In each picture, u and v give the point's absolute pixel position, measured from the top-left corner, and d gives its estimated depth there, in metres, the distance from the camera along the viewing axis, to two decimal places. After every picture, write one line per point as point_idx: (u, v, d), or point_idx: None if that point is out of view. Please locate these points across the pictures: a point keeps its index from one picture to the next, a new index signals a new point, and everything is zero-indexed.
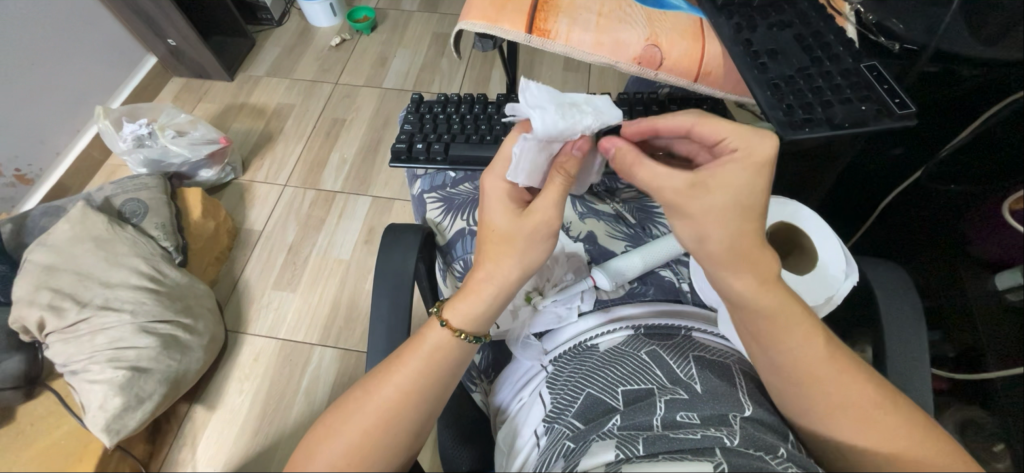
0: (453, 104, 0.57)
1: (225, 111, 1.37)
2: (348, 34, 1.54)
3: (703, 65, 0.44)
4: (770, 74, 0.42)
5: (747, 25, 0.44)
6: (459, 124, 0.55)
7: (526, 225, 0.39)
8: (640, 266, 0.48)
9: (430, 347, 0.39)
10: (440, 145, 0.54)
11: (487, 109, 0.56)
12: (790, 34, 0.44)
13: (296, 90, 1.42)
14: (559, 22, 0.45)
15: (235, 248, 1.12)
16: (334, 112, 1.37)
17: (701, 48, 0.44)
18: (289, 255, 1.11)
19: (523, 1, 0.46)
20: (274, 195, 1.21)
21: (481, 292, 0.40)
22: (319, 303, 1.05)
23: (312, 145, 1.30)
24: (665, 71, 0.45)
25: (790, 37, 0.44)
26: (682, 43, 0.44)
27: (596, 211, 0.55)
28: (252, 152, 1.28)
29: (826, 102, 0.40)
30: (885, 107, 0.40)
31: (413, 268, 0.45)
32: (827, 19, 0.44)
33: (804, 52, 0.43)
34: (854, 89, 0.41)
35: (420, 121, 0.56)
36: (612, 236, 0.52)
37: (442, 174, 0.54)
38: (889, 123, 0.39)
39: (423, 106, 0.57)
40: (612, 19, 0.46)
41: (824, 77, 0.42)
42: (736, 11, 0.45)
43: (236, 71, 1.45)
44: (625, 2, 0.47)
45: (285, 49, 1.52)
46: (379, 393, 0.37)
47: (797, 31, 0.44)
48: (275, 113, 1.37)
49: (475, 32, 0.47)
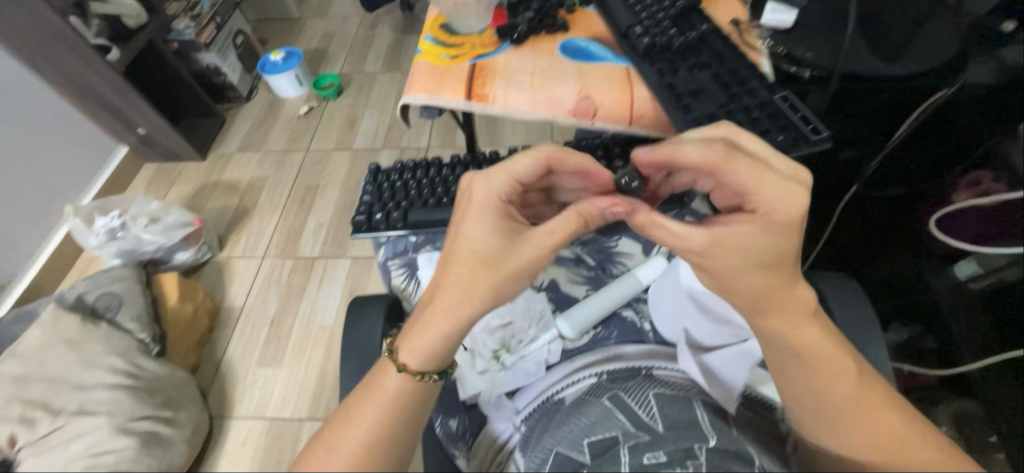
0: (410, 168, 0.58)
1: (199, 191, 1.38)
2: (315, 101, 1.59)
3: (635, 110, 0.46)
4: (695, 113, 0.44)
5: (669, 69, 0.47)
6: (416, 189, 0.56)
7: (508, 263, 0.39)
8: (602, 310, 0.50)
9: (390, 390, 0.41)
10: (399, 213, 0.54)
11: (442, 172, 0.57)
12: (708, 73, 0.47)
13: (269, 162, 1.44)
14: (495, 86, 0.48)
15: (216, 328, 1.10)
16: (308, 178, 1.39)
17: (630, 95, 0.47)
18: (272, 328, 1.10)
19: (461, 72, 0.50)
20: (253, 268, 1.20)
21: (430, 329, 0.40)
22: (305, 374, 1.02)
23: (289, 213, 1.31)
24: (601, 119, 0.46)
25: (708, 77, 0.47)
26: (612, 93, 0.47)
27: (556, 256, 0.56)
28: (228, 228, 1.29)
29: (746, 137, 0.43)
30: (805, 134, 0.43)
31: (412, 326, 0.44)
32: (741, 57, 0.47)
33: (723, 89, 0.46)
34: (771, 120, 0.44)
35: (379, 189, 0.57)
36: (573, 281, 0.54)
37: (403, 239, 0.55)
38: (806, 150, 0.42)
39: (380, 175, 0.58)
40: (545, 78, 0.49)
41: (743, 112, 0.44)
42: (658, 57, 0.48)
43: (208, 150, 1.47)
44: (555, 61, 0.50)
45: (255, 123, 1.56)
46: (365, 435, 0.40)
47: (715, 70, 0.47)
48: (249, 186, 1.39)
49: (418, 104, 0.49)
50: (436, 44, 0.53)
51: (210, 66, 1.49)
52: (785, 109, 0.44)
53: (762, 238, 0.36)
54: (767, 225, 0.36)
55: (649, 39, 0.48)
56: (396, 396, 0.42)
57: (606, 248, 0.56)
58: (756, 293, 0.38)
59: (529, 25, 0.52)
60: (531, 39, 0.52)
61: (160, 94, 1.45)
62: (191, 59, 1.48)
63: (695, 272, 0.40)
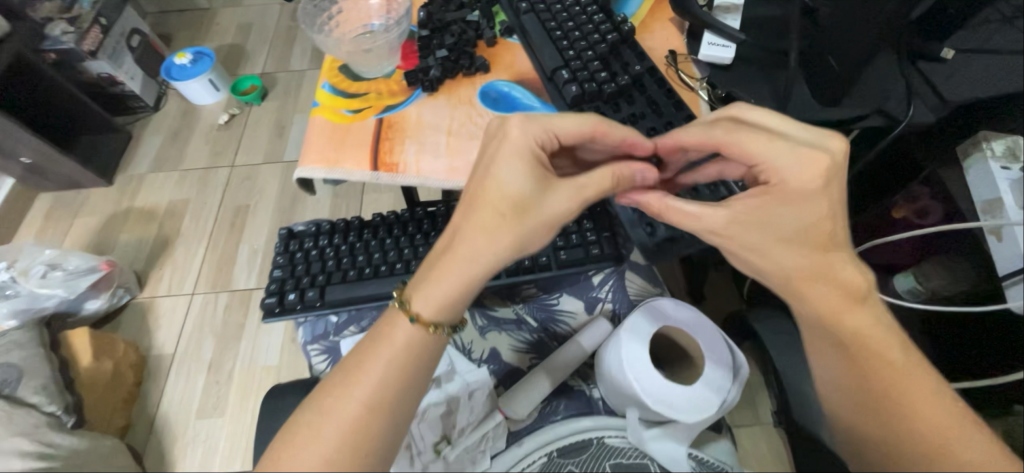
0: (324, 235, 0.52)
1: (109, 222, 1.23)
2: (236, 107, 1.43)
3: None
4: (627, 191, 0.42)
5: (599, 129, 0.44)
6: (334, 258, 0.50)
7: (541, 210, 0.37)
8: (548, 386, 0.48)
9: (400, 344, 0.38)
10: (314, 290, 0.48)
11: (363, 237, 0.51)
12: (642, 131, 0.43)
13: (189, 182, 1.29)
14: (405, 151, 0.42)
15: (145, 380, 1.00)
16: (235, 198, 1.26)
17: None
18: (210, 374, 1.01)
19: (364, 132, 0.43)
20: (182, 307, 1.09)
21: (452, 274, 0.38)
22: (252, 423, 0.95)
23: (217, 241, 1.19)
24: None
25: (642, 135, 0.43)
26: None
27: (496, 320, 0.54)
28: (147, 263, 1.16)
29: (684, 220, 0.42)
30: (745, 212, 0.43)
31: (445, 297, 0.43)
32: (677, 107, 0.43)
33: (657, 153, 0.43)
34: None
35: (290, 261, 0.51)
36: (515, 348, 0.52)
37: (323, 319, 0.48)
38: None
39: (292, 243, 0.51)
40: (462, 137, 0.43)
41: None
42: (588, 108, 0.43)
43: (115, 173, 1.31)
44: (474, 111, 0.44)
45: (167, 136, 1.39)
46: (344, 410, 0.36)
47: (650, 127, 0.43)
48: (168, 212, 1.24)
49: (316, 177, 0.42)
50: (335, 95, 0.46)
51: (103, 75, 1.30)
52: None
53: (783, 211, 0.36)
54: (783, 198, 0.36)
55: (576, 87, 0.43)
56: (399, 356, 0.38)
57: (548, 307, 0.54)
58: (784, 272, 0.38)
59: (441, 69, 0.45)
60: (447, 83, 0.46)
61: (43, 111, 1.25)
62: (77, 69, 1.28)
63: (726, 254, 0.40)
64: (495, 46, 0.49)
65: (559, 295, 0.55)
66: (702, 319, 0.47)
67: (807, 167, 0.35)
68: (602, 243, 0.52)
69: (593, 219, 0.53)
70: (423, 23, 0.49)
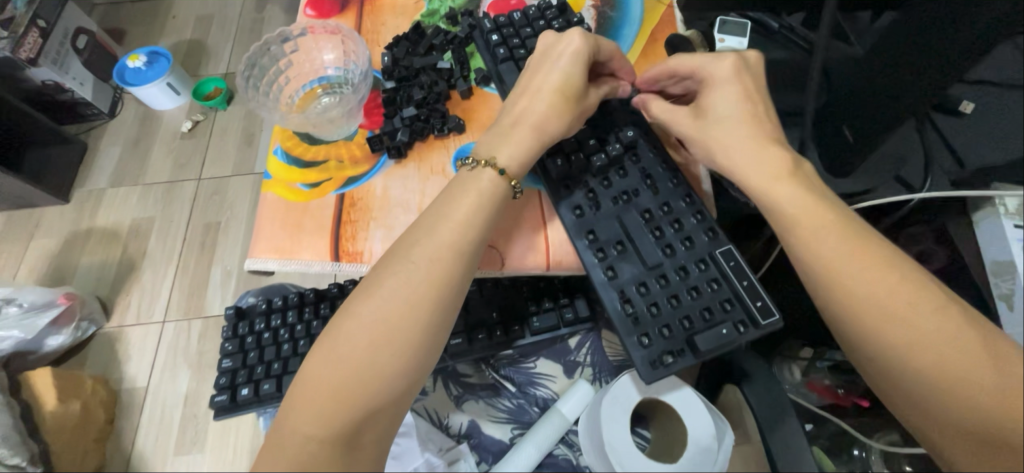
0: (273, 319, 0.66)
1: (68, 244, 1.15)
2: (200, 112, 1.33)
3: (551, 258, 0.57)
4: (625, 298, 0.52)
5: (584, 234, 0.55)
6: (275, 344, 0.64)
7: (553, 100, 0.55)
8: (535, 456, 0.53)
9: (473, 196, 0.53)
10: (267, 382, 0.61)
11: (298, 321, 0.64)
12: (614, 236, 0.55)
13: (153, 198, 1.22)
14: (372, 232, 0.55)
15: (117, 417, 0.95)
16: (205, 215, 1.19)
17: (545, 243, 0.57)
18: (188, 408, 0.96)
19: (324, 220, 0.56)
20: (153, 336, 1.04)
21: (515, 150, 0.55)
22: (234, 458, 0.89)
23: (188, 262, 1.13)
24: (509, 266, 0.57)
25: (612, 236, 0.55)
26: (515, 246, 0.57)
27: (471, 389, 0.60)
28: (112, 290, 1.10)
29: (690, 330, 0.50)
30: (747, 322, 0.50)
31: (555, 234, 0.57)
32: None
33: (637, 260, 0.54)
34: (716, 295, 0.52)
35: (240, 348, 0.65)
36: (495, 419, 0.59)
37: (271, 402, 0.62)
38: (759, 330, 0.49)
39: (240, 328, 0.66)
40: (394, 219, 0.56)
41: (683, 286, 0.52)
42: (562, 204, 0.57)
43: (71, 190, 1.22)
44: (431, 172, 0.58)
45: (126, 146, 1.29)
46: (418, 253, 0.50)
47: (620, 233, 0.55)
48: (131, 233, 1.17)
49: (283, 266, 0.55)
50: (300, 189, 0.59)
51: (48, 83, 1.20)
52: (734, 277, 0.52)
53: (721, 99, 0.56)
54: (714, 85, 0.57)
55: None
56: (468, 206, 0.53)
57: (525, 371, 0.61)
58: (750, 167, 0.54)
59: (408, 134, 0.59)
60: (416, 149, 0.60)
61: None
62: (17, 77, 1.17)
63: (717, 154, 0.55)
64: (467, 96, 0.63)
65: (534, 359, 0.61)
66: (681, 397, 0.49)
67: (724, 67, 0.57)
68: (574, 308, 0.59)
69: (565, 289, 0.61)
70: (387, 75, 0.64)
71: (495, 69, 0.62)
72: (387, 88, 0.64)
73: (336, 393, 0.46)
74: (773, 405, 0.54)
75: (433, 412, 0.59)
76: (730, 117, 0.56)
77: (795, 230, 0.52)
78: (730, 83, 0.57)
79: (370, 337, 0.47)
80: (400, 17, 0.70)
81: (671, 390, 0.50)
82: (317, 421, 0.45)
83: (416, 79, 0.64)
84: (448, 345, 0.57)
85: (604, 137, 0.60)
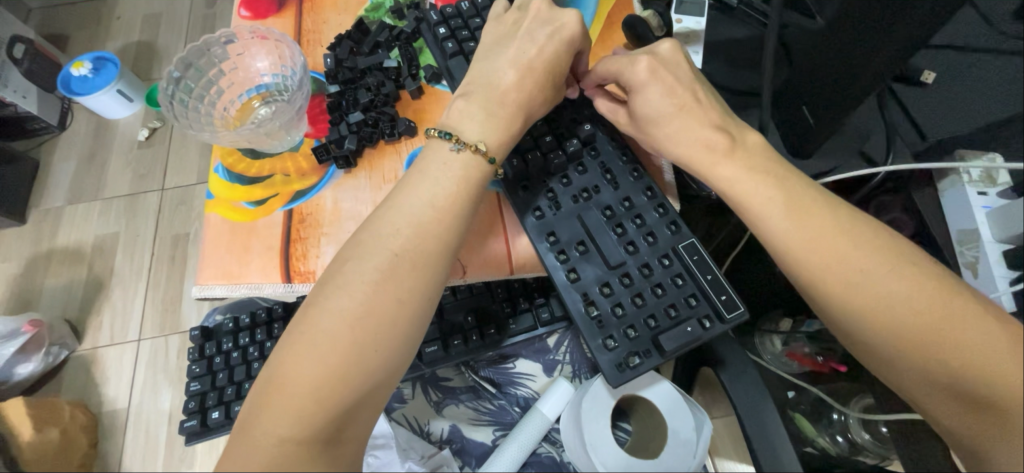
0: (240, 338, 0.69)
1: (31, 266, 1.11)
2: (156, 119, 1.27)
3: (515, 263, 0.58)
4: (589, 299, 0.54)
5: (546, 237, 0.56)
6: (244, 363, 0.68)
7: (512, 91, 0.56)
8: (518, 453, 0.58)
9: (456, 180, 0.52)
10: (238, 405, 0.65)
11: (262, 339, 0.68)
12: (575, 237, 0.56)
13: (114, 213, 1.17)
14: (323, 246, 0.57)
15: (101, 440, 0.94)
16: (172, 226, 1.15)
17: (508, 246, 0.58)
18: (172, 426, 0.95)
19: (274, 242, 0.58)
20: (130, 356, 1.02)
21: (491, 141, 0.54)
22: None
23: (158, 277, 1.10)
24: (471, 274, 0.58)
25: (573, 237, 0.56)
26: (478, 254, 0.58)
27: (454, 394, 0.66)
28: (83, 311, 1.06)
29: (658, 329, 0.53)
30: (713, 316, 0.53)
31: (525, 222, 0.57)
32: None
33: (600, 260, 0.56)
34: (681, 292, 0.54)
35: (208, 370, 0.68)
36: (477, 422, 0.64)
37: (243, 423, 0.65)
38: (725, 324, 0.52)
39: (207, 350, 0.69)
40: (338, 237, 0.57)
41: (650, 283, 0.55)
42: (523, 209, 0.58)
43: (26, 209, 1.16)
44: (385, 181, 0.60)
45: (81, 160, 1.23)
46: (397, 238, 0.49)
47: (580, 236, 0.56)
48: (96, 250, 1.12)
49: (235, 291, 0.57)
50: (246, 206, 0.60)
51: None
52: (699, 272, 0.54)
53: (671, 80, 0.56)
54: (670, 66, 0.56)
55: None
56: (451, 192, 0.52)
57: (505, 371, 0.67)
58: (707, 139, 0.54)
59: (357, 141, 0.60)
60: (367, 155, 0.61)
61: None
62: None
63: (682, 133, 0.56)
64: (418, 96, 0.64)
65: (514, 360, 0.67)
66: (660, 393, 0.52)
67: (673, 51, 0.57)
68: (548, 308, 0.64)
69: (538, 289, 0.65)
70: (333, 79, 0.65)
71: (446, 65, 0.63)
72: (331, 91, 0.65)
73: (317, 391, 0.44)
74: (745, 386, 0.55)
75: (413, 419, 0.64)
76: (691, 103, 0.55)
77: (767, 198, 0.52)
78: (691, 71, 0.56)
79: (353, 331, 0.46)
80: (344, 13, 0.70)
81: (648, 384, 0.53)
82: (292, 421, 0.43)
83: (358, 86, 0.64)
84: (424, 354, 0.61)
85: (566, 128, 0.61)
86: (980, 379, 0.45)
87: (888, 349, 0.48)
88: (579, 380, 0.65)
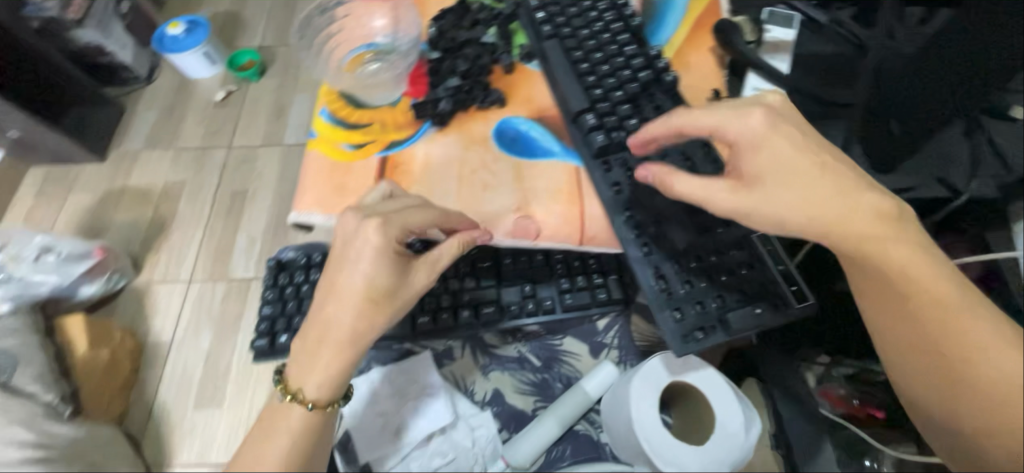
0: (310, 274, 0.73)
1: (102, 201, 1.19)
2: (234, 83, 1.36)
3: (585, 233, 0.63)
4: (664, 279, 0.61)
5: (631, 217, 0.63)
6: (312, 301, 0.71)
7: None
8: (557, 427, 0.61)
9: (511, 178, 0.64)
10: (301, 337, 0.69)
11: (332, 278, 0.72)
12: (654, 222, 0.63)
13: (184, 163, 1.25)
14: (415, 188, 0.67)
15: (142, 368, 0.99)
16: (234, 182, 1.22)
17: (580, 213, 0.64)
18: (208, 366, 1.00)
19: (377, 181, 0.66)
20: (179, 295, 1.08)
21: None
22: (249, 416, 0.95)
23: (215, 227, 1.16)
24: (546, 237, 0.63)
25: (651, 222, 0.63)
26: (555, 216, 0.64)
27: (500, 360, 0.68)
28: (144, 248, 1.13)
29: (723, 312, 0.59)
30: (780, 304, 0.59)
31: (610, 200, 0.64)
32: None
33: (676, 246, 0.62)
34: (748, 281, 0.60)
35: (279, 298, 0.72)
36: (519, 390, 0.66)
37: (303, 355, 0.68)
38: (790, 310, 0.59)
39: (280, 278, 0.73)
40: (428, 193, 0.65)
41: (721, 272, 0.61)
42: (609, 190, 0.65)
43: (107, 149, 1.26)
44: (489, 164, 0.69)
45: (161, 111, 1.33)
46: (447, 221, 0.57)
47: (658, 221, 0.63)
48: (163, 194, 1.20)
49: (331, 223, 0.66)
50: (347, 151, 0.71)
51: (92, 44, 1.27)
52: (769, 264, 0.61)
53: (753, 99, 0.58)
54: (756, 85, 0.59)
55: None
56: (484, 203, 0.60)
57: (549, 347, 0.68)
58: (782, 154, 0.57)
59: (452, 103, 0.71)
60: (457, 117, 0.72)
61: None
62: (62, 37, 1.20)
63: (761, 147, 0.57)
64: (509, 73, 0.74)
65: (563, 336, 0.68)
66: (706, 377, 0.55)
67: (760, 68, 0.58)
68: (606, 289, 0.66)
69: (598, 269, 0.67)
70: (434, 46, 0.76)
71: None
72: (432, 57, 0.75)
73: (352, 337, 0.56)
74: None
75: (455, 373, 0.67)
76: (769, 123, 0.58)
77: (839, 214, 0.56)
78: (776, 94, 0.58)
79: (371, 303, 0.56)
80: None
81: (694, 369, 0.56)
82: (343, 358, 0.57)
83: (444, 66, 0.74)
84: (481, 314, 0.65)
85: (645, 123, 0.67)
86: (978, 389, 0.54)
87: (919, 359, 0.57)
88: (626, 366, 0.66)
